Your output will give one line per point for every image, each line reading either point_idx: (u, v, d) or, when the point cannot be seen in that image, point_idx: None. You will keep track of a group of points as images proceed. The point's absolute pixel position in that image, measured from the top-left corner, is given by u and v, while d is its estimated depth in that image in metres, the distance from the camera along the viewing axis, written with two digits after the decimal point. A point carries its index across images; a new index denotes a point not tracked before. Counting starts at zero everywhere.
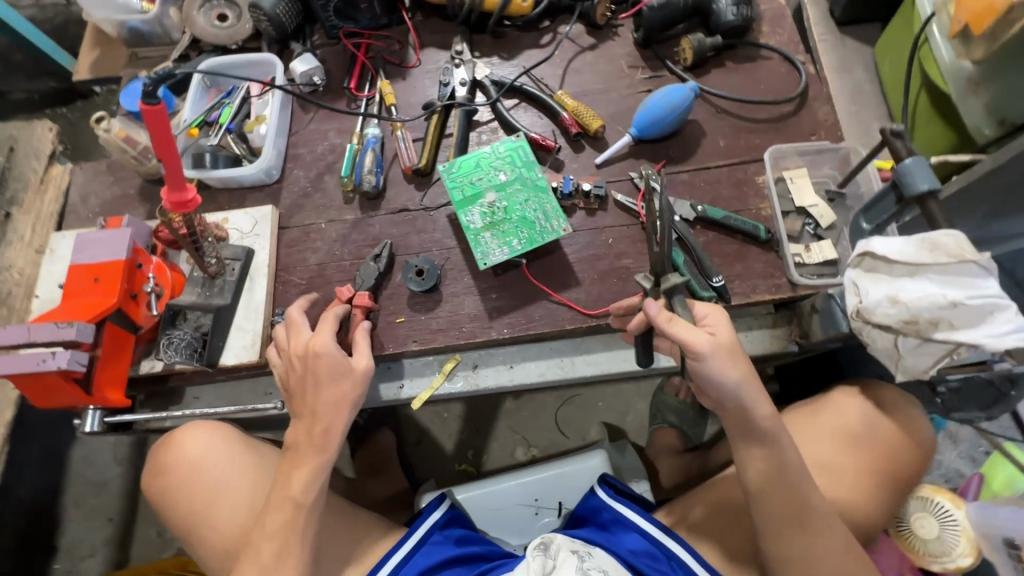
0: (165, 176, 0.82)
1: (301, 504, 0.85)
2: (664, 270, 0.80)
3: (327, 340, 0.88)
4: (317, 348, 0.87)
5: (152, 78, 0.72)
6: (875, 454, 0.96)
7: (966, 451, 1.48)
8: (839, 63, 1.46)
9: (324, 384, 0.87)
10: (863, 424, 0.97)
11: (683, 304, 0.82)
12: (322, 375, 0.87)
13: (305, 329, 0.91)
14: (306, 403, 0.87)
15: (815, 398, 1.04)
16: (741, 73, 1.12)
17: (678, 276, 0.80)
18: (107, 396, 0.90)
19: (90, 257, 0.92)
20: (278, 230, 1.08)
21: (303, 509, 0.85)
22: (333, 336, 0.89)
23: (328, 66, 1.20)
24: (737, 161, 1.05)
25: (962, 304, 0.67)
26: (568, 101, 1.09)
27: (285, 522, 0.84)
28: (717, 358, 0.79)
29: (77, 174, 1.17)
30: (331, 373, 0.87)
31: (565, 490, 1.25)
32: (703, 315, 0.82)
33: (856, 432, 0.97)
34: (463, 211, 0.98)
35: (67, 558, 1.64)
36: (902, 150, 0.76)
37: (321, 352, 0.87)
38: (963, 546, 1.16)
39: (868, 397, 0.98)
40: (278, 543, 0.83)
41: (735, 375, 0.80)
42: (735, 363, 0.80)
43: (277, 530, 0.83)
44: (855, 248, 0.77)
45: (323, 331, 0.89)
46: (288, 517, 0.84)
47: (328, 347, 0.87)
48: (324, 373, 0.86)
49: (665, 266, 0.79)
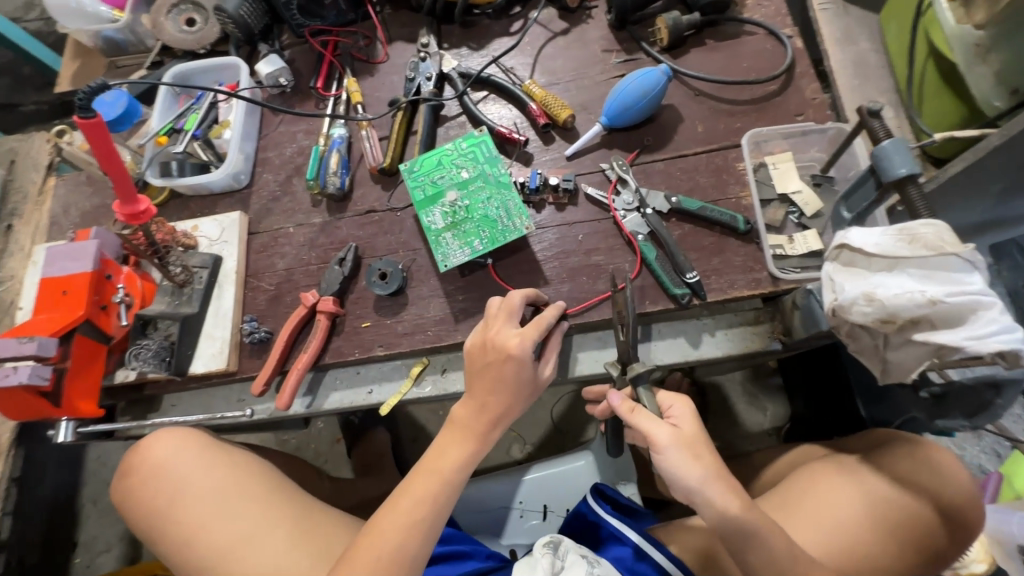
0: (115, 189, 0.86)
1: (450, 482, 0.82)
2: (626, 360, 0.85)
3: (530, 347, 0.82)
4: (513, 352, 0.81)
5: (85, 93, 0.72)
6: (903, 523, 0.84)
7: (990, 446, 1.36)
8: (842, 35, 1.36)
9: (505, 389, 0.83)
10: (892, 490, 0.86)
11: (649, 395, 0.81)
12: (503, 384, 0.82)
13: (511, 321, 0.84)
14: (502, 402, 0.83)
15: (841, 455, 0.94)
16: (721, 52, 1.05)
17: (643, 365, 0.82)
18: (78, 407, 0.91)
19: (56, 269, 0.91)
20: (247, 236, 1.07)
21: (451, 486, 0.82)
22: (533, 341, 0.82)
23: (296, 66, 1.18)
24: (716, 147, 0.99)
25: (942, 302, 0.60)
26: (536, 91, 1.04)
27: (435, 497, 0.80)
28: (675, 453, 0.75)
29: (59, 186, 1.19)
30: (520, 379, 0.82)
31: (552, 493, 1.20)
32: (668, 406, 0.81)
33: (885, 496, 0.86)
34: (423, 212, 0.96)
35: (86, 552, 1.67)
36: (879, 131, 0.70)
37: (520, 357, 0.81)
38: (977, 552, 1.09)
39: (905, 462, 0.88)
40: (422, 515, 0.79)
41: (698, 471, 0.74)
42: (701, 455, 0.75)
43: (409, 509, 0.79)
44: (833, 240, 0.70)
45: (524, 330, 0.83)
46: (440, 492, 0.81)
47: (527, 355, 0.81)
48: (510, 378, 0.82)
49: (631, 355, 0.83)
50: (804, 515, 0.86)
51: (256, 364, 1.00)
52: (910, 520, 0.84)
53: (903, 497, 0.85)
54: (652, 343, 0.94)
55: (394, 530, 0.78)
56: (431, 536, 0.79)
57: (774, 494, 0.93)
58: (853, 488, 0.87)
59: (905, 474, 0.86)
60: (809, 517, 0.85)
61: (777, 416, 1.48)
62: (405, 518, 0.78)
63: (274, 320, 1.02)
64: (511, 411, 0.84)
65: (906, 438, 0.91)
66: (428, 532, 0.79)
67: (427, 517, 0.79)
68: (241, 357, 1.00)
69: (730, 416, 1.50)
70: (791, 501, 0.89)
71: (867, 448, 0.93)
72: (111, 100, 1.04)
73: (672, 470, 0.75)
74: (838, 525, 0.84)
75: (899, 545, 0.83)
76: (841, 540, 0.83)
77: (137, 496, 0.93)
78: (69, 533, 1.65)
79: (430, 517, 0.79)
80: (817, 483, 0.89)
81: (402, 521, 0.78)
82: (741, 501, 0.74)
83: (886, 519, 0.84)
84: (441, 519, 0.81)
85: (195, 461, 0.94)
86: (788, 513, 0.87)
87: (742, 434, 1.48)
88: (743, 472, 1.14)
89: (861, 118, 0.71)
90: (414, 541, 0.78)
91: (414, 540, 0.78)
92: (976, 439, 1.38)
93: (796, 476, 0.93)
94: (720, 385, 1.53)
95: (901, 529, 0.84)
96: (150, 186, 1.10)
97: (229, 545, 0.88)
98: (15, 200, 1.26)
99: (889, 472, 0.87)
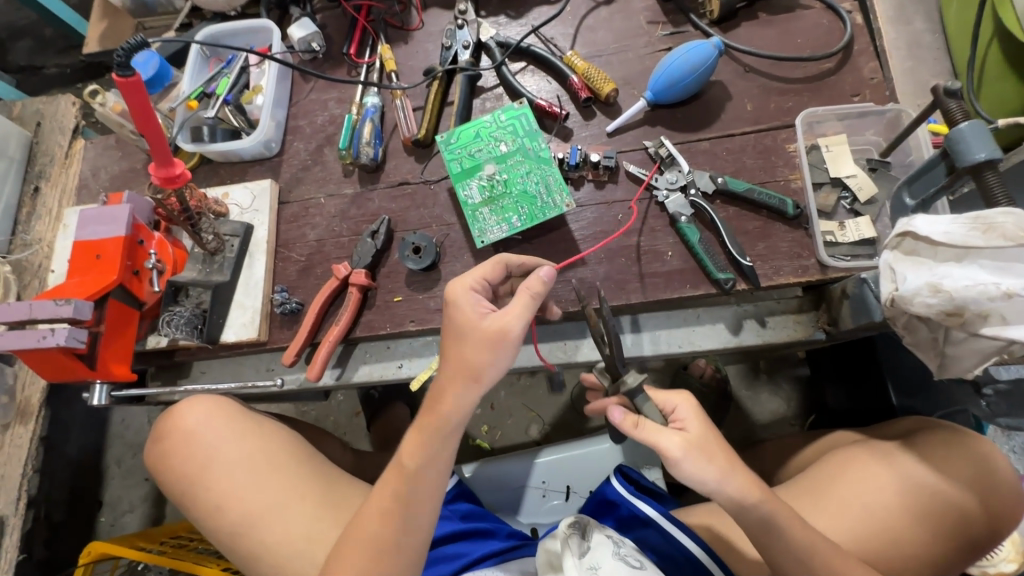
0: (152, 150, 0.84)
1: (407, 472, 0.76)
2: (618, 369, 0.78)
3: (469, 290, 0.76)
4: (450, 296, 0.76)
5: (123, 50, 0.70)
6: (937, 514, 0.81)
7: (1022, 445, 1.31)
8: (896, 13, 1.30)
9: (466, 341, 0.73)
10: (929, 477, 0.83)
11: (649, 404, 0.76)
12: (450, 334, 0.75)
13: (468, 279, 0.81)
14: (456, 352, 0.74)
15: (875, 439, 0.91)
16: (775, 27, 1.00)
17: (635, 376, 0.77)
18: (112, 370, 0.91)
19: (89, 234, 0.91)
20: (278, 205, 1.06)
21: (409, 477, 0.76)
22: (476, 284, 0.77)
23: (328, 32, 1.15)
24: (766, 127, 0.95)
25: (1018, 295, 0.57)
26: (578, 63, 1.00)
27: (392, 487, 0.77)
28: (689, 460, 0.73)
29: (88, 149, 1.18)
30: (466, 328, 0.74)
31: (574, 474, 1.19)
32: (672, 408, 0.77)
33: (920, 484, 0.83)
34: (460, 185, 0.94)
35: (110, 512, 1.68)
36: (956, 112, 0.66)
37: (456, 298, 0.75)
38: (1007, 551, 1.06)
39: (948, 448, 0.84)
40: (388, 505, 0.76)
41: (715, 472, 0.73)
42: (716, 456, 0.73)
43: (387, 502, 0.76)
44: (894, 227, 0.66)
45: (471, 275, 0.79)
46: (399, 487, 0.76)
47: (461, 294, 0.76)
48: (463, 329, 0.74)
49: (619, 367, 0.79)
50: (831, 502, 0.84)
51: (287, 334, 0.99)
52: (946, 509, 0.81)
53: (938, 485, 0.82)
54: (690, 329, 0.92)
55: (372, 519, 0.76)
56: (408, 529, 0.75)
57: (800, 480, 0.91)
58: (884, 475, 0.84)
59: (942, 461, 0.83)
60: (837, 504, 0.84)
61: (802, 407, 1.46)
62: (383, 518, 0.76)
63: (305, 291, 1.01)
64: (466, 365, 0.73)
65: (944, 425, 0.87)
66: (410, 521, 0.76)
67: (407, 510, 0.75)
68: (272, 327, 1.00)
69: (755, 405, 1.48)
70: (818, 488, 0.87)
71: (901, 435, 0.90)
72: (143, 61, 1.03)
73: (690, 475, 0.73)
74: (867, 513, 0.82)
75: (932, 533, 0.81)
76: (871, 527, 0.82)
77: (166, 458, 0.94)
78: (92, 494, 1.68)
79: (403, 509, 0.75)
80: (845, 470, 0.87)
81: (376, 510, 0.77)
82: (760, 487, 0.74)
83: (919, 506, 0.82)
84: (421, 513, 0.76)
85: (215, 427, 0.94)
86: (815, 500, 0.86)
87: (766, 424, 1.46)
88: (771, 462, 1.12)
89: (937, 98, 0.68)
90: (390, 529, 0.75)
91: (399, 531, 0.75)
92: (1008, 437, 1.34)
93: (824, 462, 0.92)
94: (746, 374, 1.50)
95: (935, 516, 0.81)
96: (182, 151, 1.09)
97: (254, 509, 0.89)
98: (42, 162, 1.25)
99: (926, 459, 0.84)
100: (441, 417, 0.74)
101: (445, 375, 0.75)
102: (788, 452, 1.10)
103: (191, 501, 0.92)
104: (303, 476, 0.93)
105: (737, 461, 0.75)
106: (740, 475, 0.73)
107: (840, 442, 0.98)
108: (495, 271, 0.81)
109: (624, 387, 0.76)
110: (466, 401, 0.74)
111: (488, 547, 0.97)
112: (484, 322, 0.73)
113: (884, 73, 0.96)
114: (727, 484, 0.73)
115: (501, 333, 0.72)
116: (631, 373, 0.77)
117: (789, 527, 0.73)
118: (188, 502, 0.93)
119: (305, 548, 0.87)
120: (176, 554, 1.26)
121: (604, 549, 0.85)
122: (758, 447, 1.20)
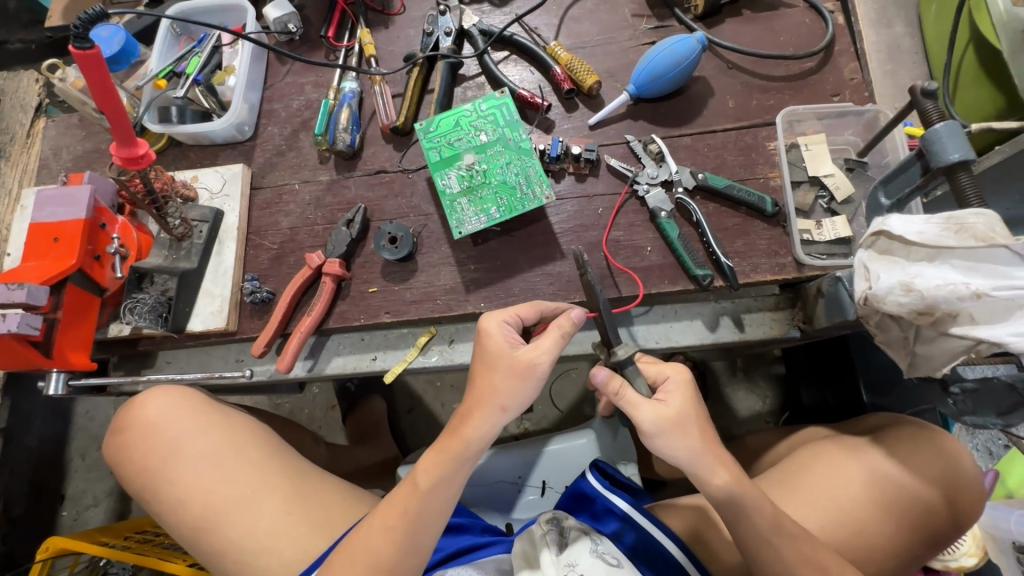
0: (112, 129, 0.79)
1: (419, 490, 0.75)
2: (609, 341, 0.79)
3: (498, 321, 0.78)
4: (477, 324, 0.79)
5: (80, 22, 0.65)
6: (904, 506, 0.83)
7: (983, 443, 1.35)
8: (876, 16, 1.31)
9: (498, 369, 0.75)
10: (896, 471, 0.84)
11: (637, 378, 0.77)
12: (479, 362, 0.77)
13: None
14: (480, 380, 0.76)
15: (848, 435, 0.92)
16: (758, 25, 1.00)
17: (626, 348, 0.78)
18: (69, 358, 0.87)
19: (47, 215, 0.86)
20: (249, 190, 1.02)
21: (422, 496, 0.75)
22: (511, 320, 0.78)
23: (306, 13, 1.11)
24: (747, 125, 0.95)
25: (987, 295, 0.58)
26: (561, 53, 0.98)
27: (406, 508, 0.75)
28: (665, 439, 0.72)
29: (50, 127, 1.12)
30: (494, 356, 0.75)
31: (552, 470, 1.18)
32: (665, 378, 0.76)
33: (888, 478, 0.84)
34: (439, 174, 0.92)
35: (73, 506, 1.62)
36: (932, 113, 0.67)
37: (485, 327, 0.77)
38: (968, 545, 1.10)
39: (916, 444, 0.85)
40: (393, 524, 0.75)
41: (686, 448, 0.72)
42: (690, 434, 0.73)
43: (393, 516, 0.75)
44: (869, 226, 0.67)
45: (504, 312, 0.79)
46: (409, 504, 0.75)
47: (489, 324, 0.77)
48: (491, 358, 0.75)
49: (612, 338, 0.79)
50: (802, 495, 0.85)
51: (257, 324, 0.96)
52: (911, 502, 0.83)
53: (906, 479, 0.83)
54: (668, 324, 0.91)
55: (375, 543, 0.74)
56: (415, 546, 0.75)
57: (774, 472, 0.93)
58: (854, 469, 0.85)
59: (910, 457, 0.84)
60: (807, 495, 0.85)
61: (776, 404, 1.47)
62: (383, 536, 0.74)
63: (276, 280, 0.98)
64: (493, 393, 0.74)
65: (914, 421, 0.88)
66: (411, 543, 0.75)
67: (415, 517, 0.75)
68: (241, 317, 0.97)
69: (730, 401, 1.49)
70: (790, 479, 0.88)
71: (871, 431, 0.91)
72: (108, 36, 0.98)
73: (661, 451, 0.73)
74: (834, 505, 0.83)
75: (897, 524, 0.82)
76: (838, 517, 0.83)
77: (127, 451, 0.91)
78: (54, 486, 1.62)
79: (410, 529, 0.75)
80: (816, 464, 0.88)
81: (385, 535, 0.74)
82: (731, 471, 0.73)
83: (886, 499, 0.83)
84: (410, 534, 0.74)
85: (181, 420, 0.91)
86: (787, 491, 0.87)
87: (741, 419, 1.47)
88: (747, 456, 1.12)
89: (914, 98, 0.68)
90: (390, 547, 0.74)
91: (401, 548, 0.74)
92: (970, 435, 1.37)
93: (796, 456, 0.93)
94: (721, 370, 1.51)
95: (900, 508, 0.83)
96: (148, 132, 1.04)
97: (219, 500, 0.87)
98: None
99: (895, 453, 0.85)
100: (462, 441, 0.75)
101: (471, 400, 0.76)
102: (763, 446, 1.10)
103: (153, 496, 0.89)
104: (270, 467, 0.91)
105: (714, 442, 0.74)
106: (716, 458, 0.73)
107: (810, 437, 0.99)
108: (532, 311, 0.81)
109: (613, 358, 0.77)
110: (487, 426, 0.75)
111: (460, 543, 0.94)
112: (515, 354, 0.75)
113: (864, 74, 0.96)
114: (699, 461, 0.73)
115: (529, 364, 0.74)
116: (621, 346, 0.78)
117: (769, 518, 0.73)
118: (150, 496, 0.90)
119: (272, 540, 0.85)
120: (139, 549, 1.22)
121: (580, 546, 0.85)
122: (734, 441, 1.21)
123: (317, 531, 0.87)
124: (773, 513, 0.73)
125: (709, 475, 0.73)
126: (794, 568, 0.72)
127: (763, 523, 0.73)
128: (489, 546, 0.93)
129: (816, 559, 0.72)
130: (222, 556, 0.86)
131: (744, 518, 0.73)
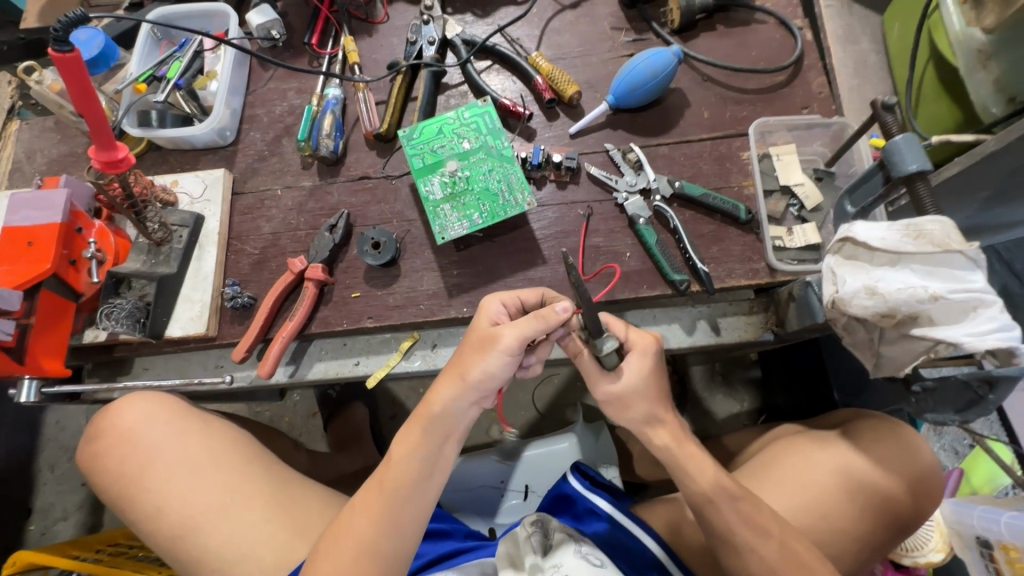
0: (90, 132, 0.79)
1: (394, 475, 0.75)
2: (593, 333, 0.73)
3: (498, 305, 0.79)
4: (481, 304, 0.80)
5: (60, 25, 0.65)
6: (867, 495, 0.86)
7: (950, 443, 1.40)
8: (844, 33, 1.38)
9: (466, 342, 0.77)
10: (861, 463, 0.87)
11: (609, 358, 0.76)
12: (468, 334, 0.79)
13: None
14: (457, 360, 0.77)
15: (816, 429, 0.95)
16: (732, 39, 1.04)
17: (611, 341, 0.74)
18: (42, 364, 0.85)
19: (20, 219, 0.85)
20: (230, 195, 1.02)
21: (399, 482, 0.74)
22: (510, 299, 0.80)
23: (289, 21, 1.11)
24: (721, 135, 0.99)
25: (944, 298, 0.61)
26: (542, 64, 1.01)
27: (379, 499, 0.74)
28: (614, 407, 0.78)
29: (23, 130, 1.10)
30: (472, 338, 0.76)
31: (531, 473, 1.20)
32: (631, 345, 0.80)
33: (854, 470, 0.87)
34: (422, 180, 0.93)
35: (41, 520, 1.54)
36: (892, 125, 0.71)
37: (484, 310, 0.79)
38: (935, 541, 1.15)
39: (878, 436, 0.89)
40: (374, 511, 0.73)
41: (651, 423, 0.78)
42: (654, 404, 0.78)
43: (373, 502, 0.74)
44: (836, 233, 0.70)
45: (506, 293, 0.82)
46: (385, 490, 0.74)
47: (491, 305, 0.79)
48: (473, 338, 0.76)
49: (602, 332, 0.73)
50: (775, 487, 0.88)
51: (237, 329, 0.95)
52: (874, 490, 0.86)
53: (869, 469, 0.87)
54: (646, 327, 0.93)
55: (357, 531, 0.73)
56: (390, 528, 0.73)
57: (748, 466, 0.96)
58: (823, 461, 0.88)
59: (875, 449, 0.88)
60: (777, 486, 0.87)
61: (754, 407, 1.50)
62: (359, 538, 0.72)
63: (257, 286, 0.97)
64: (465, 367, 0.74)
65: (875, 413, 0.93)
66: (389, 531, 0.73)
67: (393, 496, 0.74)
68: (222, 322, 0.96)
69: (709, 405, 1.52)
70: (761, 472, 0.91)
71: (837, 424, 0.95)
72: (86, 39, 0.97)
73: (628, 421, 0.79)
74: (806, 496, 0.86)
75: (863, 515, 0.85)
76: (807, 507, 0.85)
77: (102, 460, 0.89)
78: (22, 500, 1.55)
79: (389, 511, 0.73)
80: (785, 457, 0.91)
81: (363, 520, 0.73)
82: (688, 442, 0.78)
83: (851, 489, 0.86)
84: (353, 522, 0.74)
85: (158, 423, 0.89)
86: (758, 483, 0.90)
87: (719, 421, 1.50)
88: (723, 453, 1.14)
89: (876, 111, 0.72)
90: (371, 531, 0.73)
91: (379, 534, 0.73)
92: (938, 436, 1.42)
93: (767, 451, 0.96)
94: (698, 373, 1.54)
95: (864, 496, 0.86)
96: (128, 136, 1.03)
97: (195, 502, 0.86)
98: None
99: (858, 444, 0.89)
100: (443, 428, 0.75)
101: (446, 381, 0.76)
102: (740, 445, 1.12)
103: (128, 504, 0.87)
104: (248, 468, 0.90)
105: (659, 408, 0.79)
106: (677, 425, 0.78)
107: (781, 433, 1.02)
108: (533, 295, 0.81)
109: (596, 348, 0.74)
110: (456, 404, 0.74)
111: (443, 548, 0.93)
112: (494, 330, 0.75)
113: (831, 88, 1.01)
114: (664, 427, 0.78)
115: (496, 339, 0.73)
116: (606, 340, 0.74)
117: (738, 503, 0.75)
118: (125, 504, 0.88)
119: (248, 539, 0.84)
120: (112, 562, 1.18)
121: (563, 547, 0.85)
122: (710, 441, 1.23)
123: (293, 532, 0.86)
124: (745, 510, 0.75)
125: (663, 436, 0.78)
126: (741, 538, 0.74)
127: (734, 515, 0.74)
128: (468, 551, 0.92)
129: (762, 535, 0.74)
130: (196, 561, 0.85)
131: (716, 507, 0.75)
